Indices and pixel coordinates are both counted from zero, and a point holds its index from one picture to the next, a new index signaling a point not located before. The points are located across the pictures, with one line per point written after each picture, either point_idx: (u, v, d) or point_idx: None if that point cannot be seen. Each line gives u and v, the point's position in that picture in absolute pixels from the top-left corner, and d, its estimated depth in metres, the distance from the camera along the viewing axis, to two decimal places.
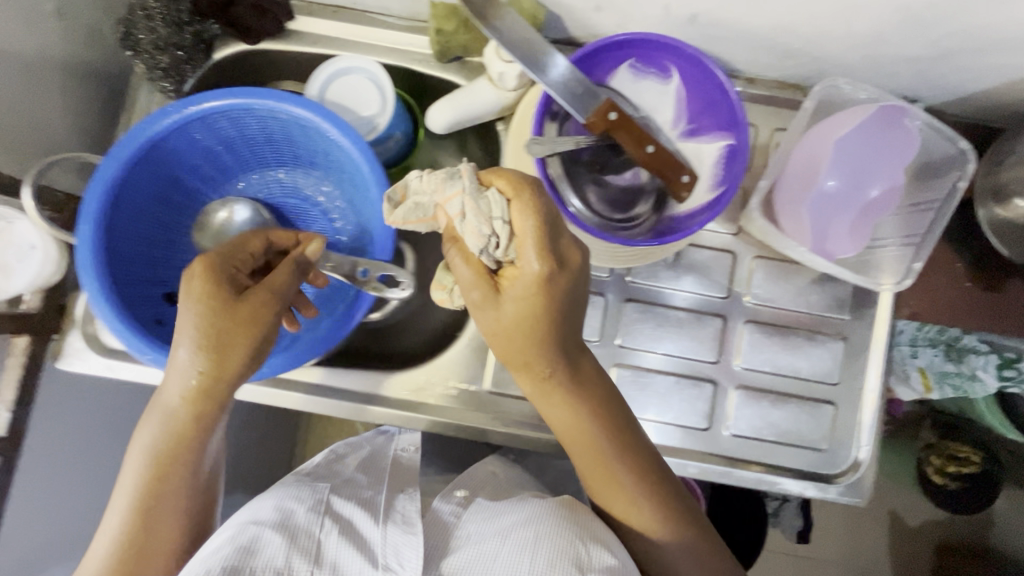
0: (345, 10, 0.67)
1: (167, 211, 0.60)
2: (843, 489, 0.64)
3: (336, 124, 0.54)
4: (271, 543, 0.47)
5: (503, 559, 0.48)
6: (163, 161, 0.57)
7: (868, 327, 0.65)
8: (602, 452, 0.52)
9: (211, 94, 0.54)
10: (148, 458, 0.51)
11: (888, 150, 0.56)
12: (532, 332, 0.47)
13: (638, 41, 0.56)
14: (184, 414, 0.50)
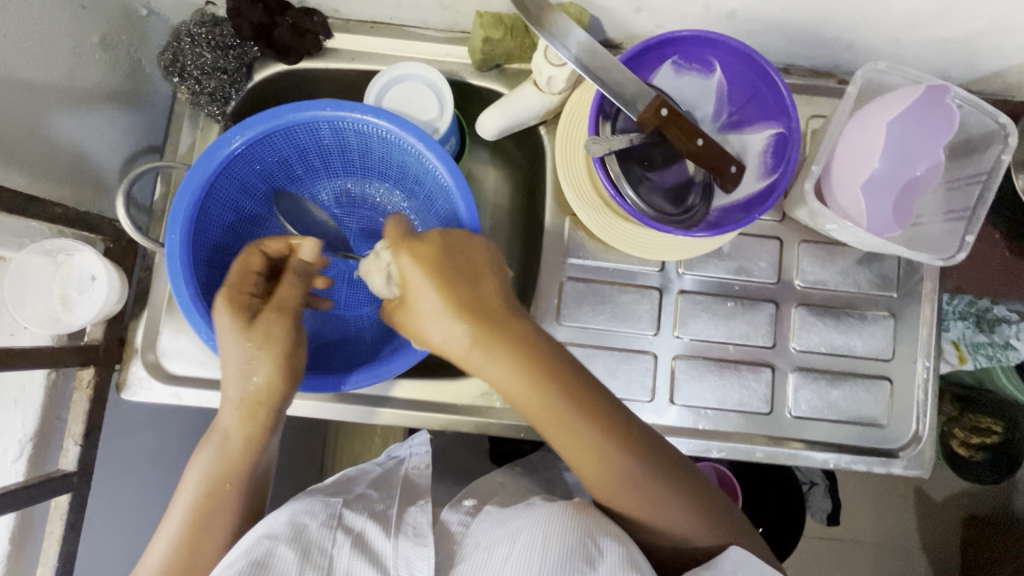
0: (383, 26, 0.68)
1: (240, 221, 0.57)
2: (906, 463, 0.65)
3: (422, 139, 0.55)
4: (283, 558, 0.46)
5: (514, 559, 0.46)
6: (243, 171, 0.55)
7: (914, 303, 0.67)
8: (591, 440, 0.49)
9: (304, 106, 0.53)
10: (204, 481, 0.51)
11: (933, 128, 0.57)
12: (472, 313, 0.49)
13: (682, 38, 0.57)
14: (248, 434, 0.51)
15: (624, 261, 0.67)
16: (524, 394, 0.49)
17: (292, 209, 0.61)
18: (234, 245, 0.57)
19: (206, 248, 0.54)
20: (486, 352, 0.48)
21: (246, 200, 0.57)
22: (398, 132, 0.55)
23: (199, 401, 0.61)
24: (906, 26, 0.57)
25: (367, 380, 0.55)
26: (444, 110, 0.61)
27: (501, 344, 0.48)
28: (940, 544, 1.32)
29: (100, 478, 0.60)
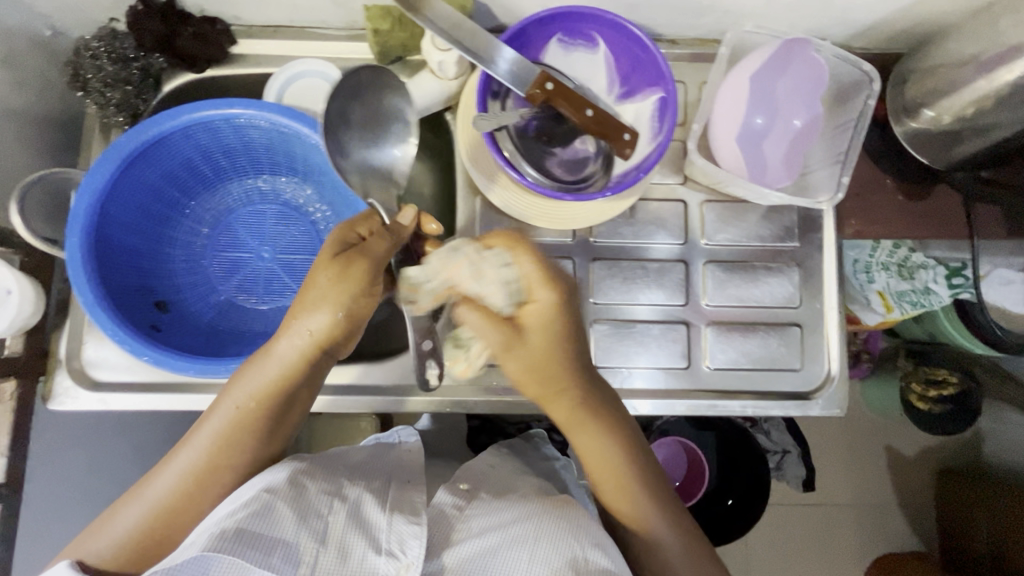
0: (284, 29, 0.70)
1: (149, 223, 0.59)
2: (821, 403, 0.68)
3: (317, 129, 0.58)
4: (283, 516, 0.49)
5: (504, 553, 0.51)
6: (147, 172, 0.57)
7: (816, 251, 0.70)
8: (622, 473, 0.59)
9: (198, 105, 0.56)
10: (241, 407, 0.53)
11: (804, 81, 0.62)
12: (556, 351, 0.54)
13: (562, 16, 0.61)
14: (295, 377, 0.54)
15: (538, 234, 0.69)
16: (587, 448, 0.59)
17: (203, 209, 0.63)
18: (144, 246, 0.59)
19: (113, 246, 0.56)
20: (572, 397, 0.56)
21: (154, 203, 0.59)
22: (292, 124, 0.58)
23: (127, 404, 0.63)
24: None
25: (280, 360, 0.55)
26: (343, 103, 0.63)
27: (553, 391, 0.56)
28: (910, 497, 1.35)
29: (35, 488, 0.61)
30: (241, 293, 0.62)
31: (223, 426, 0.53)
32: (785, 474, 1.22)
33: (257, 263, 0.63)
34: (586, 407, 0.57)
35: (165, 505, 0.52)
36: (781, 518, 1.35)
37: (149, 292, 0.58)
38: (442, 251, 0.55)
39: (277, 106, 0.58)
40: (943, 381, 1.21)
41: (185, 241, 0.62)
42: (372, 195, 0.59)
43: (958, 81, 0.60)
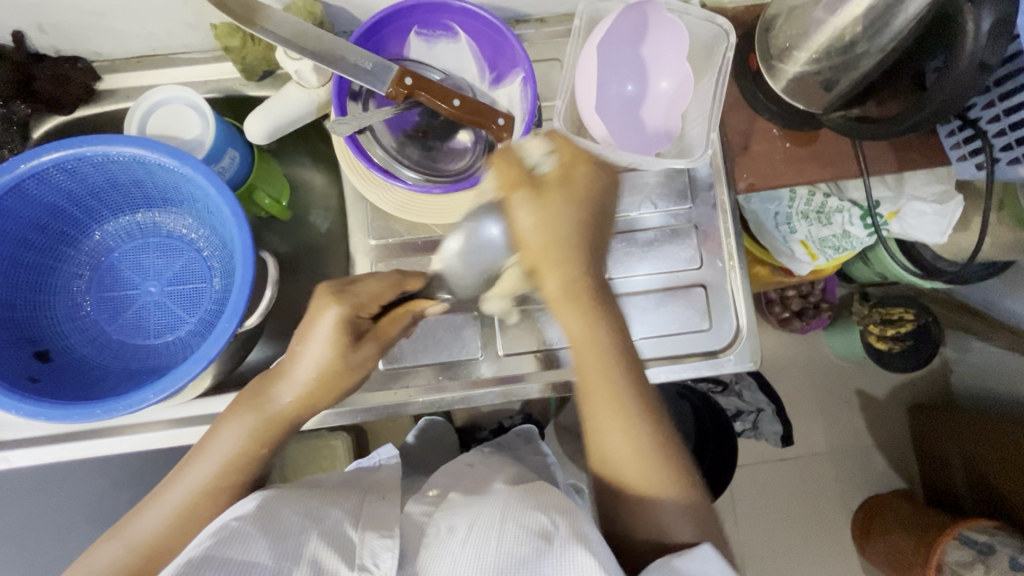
0: (148, 59, 0.69)
1: (22, 274, 0.58)
2: (734, 358, 0.68)
3: (174, 154, 0.56)
4: (248, 537, 0.49)
5: (473, 540, 0.49)
6: (6, 225, 0.55)
7: (712, 210, 0.70)
8: (619, 401, 0.52)
9: (42, 148, 0.54)
10: (228, 453, 0.55)
11: (666, 43, 0.62)
12: (556, 243, 0.51)
13: (412, 9, 0.60)
14: (284, 423, 0.57)
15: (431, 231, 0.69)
16: (570, 326, 0.53)
17: (82, 250, 0.62)
18: (19, 297, 0.58)
19: None
20: (601, 310, 0.52)
21: (23, 253, 0.58)
22: (150, 155, 0.56)
23: (31, 460, 0.62)
24: None
25: (156, 397, 0.51)
26: (209, 124, 0.62)
27: (552, 276, 0.51)
28: (885, 436, 1.36)
29: None
30: (130, 331, 0.62)
31: (212, 469, 0.55)
32: (759, 433, 1.22)
33: (144, 298, 0.63)
34: (610, 315, 0.53)
35: (150, 544, 0.53)
36: (763, 475, 1.36)
37: (28, 343, 0.57)
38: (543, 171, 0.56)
39: (127, 137, 0.56)
40: (900, 320, 1.21)
41: (69, 288, 0.62)
42: (236, 213, 0.56)
43: (814, 23, 0.60)
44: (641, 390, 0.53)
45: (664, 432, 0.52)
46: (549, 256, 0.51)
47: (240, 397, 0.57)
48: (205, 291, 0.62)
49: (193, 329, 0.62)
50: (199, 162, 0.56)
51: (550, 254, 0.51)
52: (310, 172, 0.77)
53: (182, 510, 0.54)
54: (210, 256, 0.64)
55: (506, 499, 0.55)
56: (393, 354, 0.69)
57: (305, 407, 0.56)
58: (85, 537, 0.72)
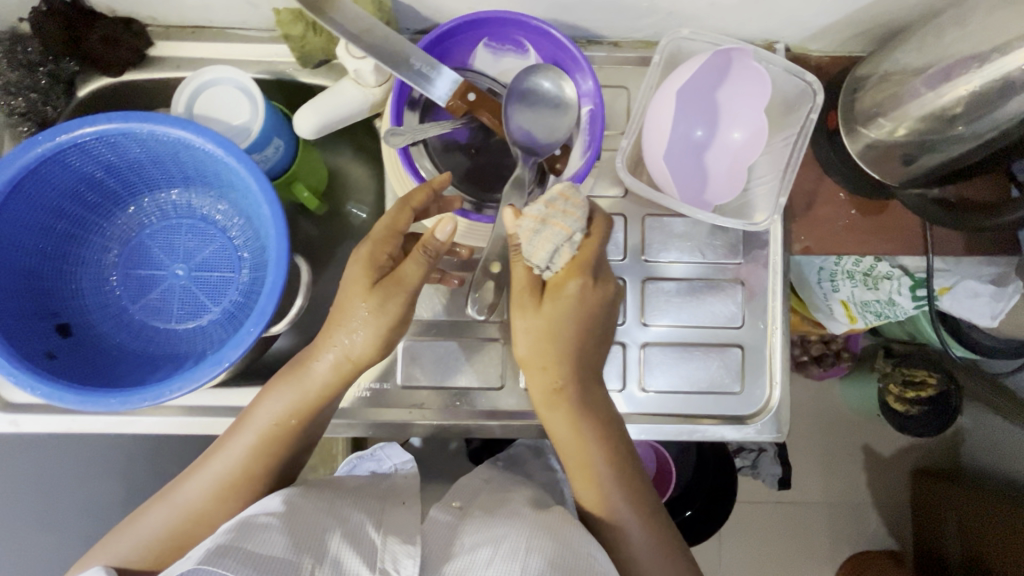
0: (203, 30, 0.66)
1: (51, 241, 0.57)
2: (759, 427, 0.65)
3: (221, 143, 0.54)
4: (271, 539, 0.48)
5: (497, 564, 0.49)
6: (42, 191, 0.54)
7: (762, 268, 0.67)
8: (591, 457, 0.58)
9: (86, 119, 0.52)
10: (274, 423, 0.56)
11: (745, 91, 0.58)
12: (554, 343, 0.55)
13: (484, 20, 0.56)
14: (321, 396, 0.56)
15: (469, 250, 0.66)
16: (552, 420, 0.59)
17: (115, 223, 0.61)
18: (43, 264, 0.56)
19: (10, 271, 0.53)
20: (570, 388, 0.57)
21: (54, 219, 0.56)
22: (195, 139, 0.54)
23: (41, 426, 0.61)
24: None
25: (174, 392, 0.50)
26: (256, 110, 0.59)
27: (544, 368, 0.56)
28: (885, 496, 1.33)
29: None
30: (152, 312, 0.61)
31: (256, 438, 0.56)
32: (758, 475, 1.20)
33: (171, 281, 0.61)
34: (589, 407, 0.58)
35: (195, 510, 0.55)
36: (754, 519, 1.34)
37: (51, 315, 0.56)
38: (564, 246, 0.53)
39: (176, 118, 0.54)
40: (922, 383, 1.16)
41: (97, 260, 0.60)
42: (275, 212, 0.54)
43: (909, 93, 0.56)
44: (615, 454, 0.59)
45: (630, 475, 0.60)
46: (543, 343, 0.56)
47: (272, 380, 0.57)
48: (235, 281, 0.61)
49: (217, 318, 0.61)
50: (245, 155, 0.54)
51: (542, 360, 0.56)
52: (349, 165, 0.74)
53: (232, 474, 0.56)
54: (241, 246, 0.62)
55: (533, 526, 0.54)
56: (409, 373, 0.67)
57: (342, 376, 0.55)
58: (83, 502, 0.72)
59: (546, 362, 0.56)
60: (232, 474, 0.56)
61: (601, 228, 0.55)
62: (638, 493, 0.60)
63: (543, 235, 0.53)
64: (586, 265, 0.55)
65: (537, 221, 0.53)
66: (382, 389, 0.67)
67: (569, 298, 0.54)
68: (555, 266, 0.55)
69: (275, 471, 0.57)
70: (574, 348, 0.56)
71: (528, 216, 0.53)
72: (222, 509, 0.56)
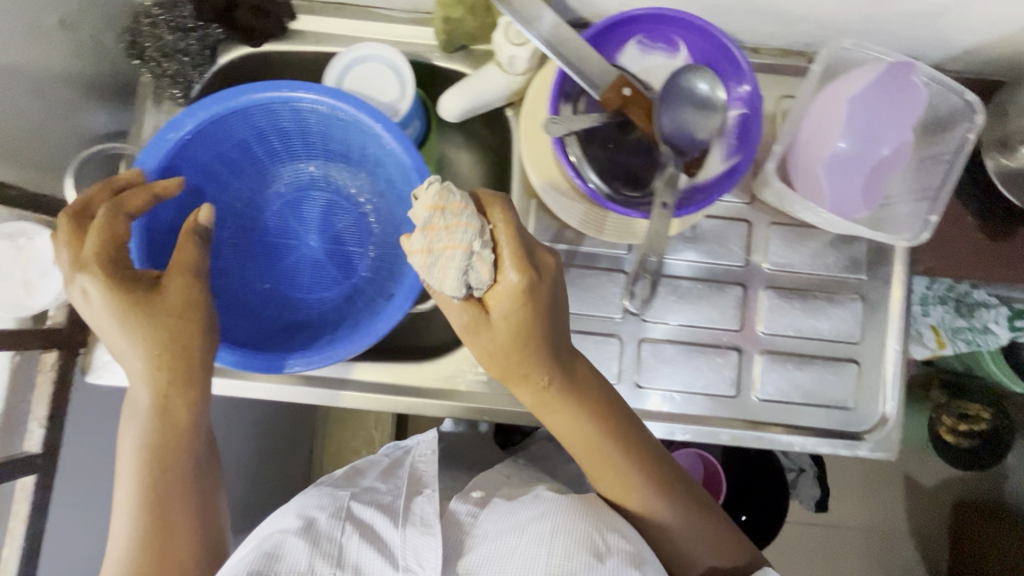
0: (345, 7, 0.67)
1: (200, 204, 0.59)
2: (872, 445, 0.65)
3: (378, 118, 0.54)
4: (294, 547, 0.50)
5: (523, 552, 0.50)
6: (200, 153, 0.56)
7: (883, 285, 0.66)
8: (608, 452, 0.56)
9: (252, 85, 0.53)
10: (133, 462, 0.49)
11: (899, 106, 0.57)
12: (526, 339, 0.52)
13: (645, 17, 0.56)
14: (160, 413, 0.49)
15: (593, 244, 0.65)
16: (550, 417, 0.56)
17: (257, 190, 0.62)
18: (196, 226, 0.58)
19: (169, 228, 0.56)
20: (552, 386, 0.54)
21: (205, 181, 0.58)
22: (353, 114, 0.54)
23: None
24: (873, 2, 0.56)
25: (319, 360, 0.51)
26: (405, 91, 0.60)
27: (528, 360, 0.53)
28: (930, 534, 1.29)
29: (68, 458, 0.61)
30: (285, 281, 0.62)
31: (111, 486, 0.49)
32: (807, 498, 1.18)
33: (304, 252, 0.62)
34: (581, 398, 0.55)
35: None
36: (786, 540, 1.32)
37: None
38: (454, 265, 0.48)
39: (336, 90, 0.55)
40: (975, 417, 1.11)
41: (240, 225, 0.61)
42: None
43: None
44: (624, 448, 0.56)
45: (648, 465, 0.56)
46: (510, 342, 0.52)
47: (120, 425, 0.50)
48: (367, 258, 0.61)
49: (352, 295, 0.61)
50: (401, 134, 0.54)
51: (523, 352, 0.52)
52: (459, 151, 0.72)
53: (158, 526, 0.49)
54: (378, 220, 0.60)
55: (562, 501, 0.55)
56: None
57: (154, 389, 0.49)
58: None
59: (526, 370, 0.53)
60: (154, 521, 0.48)
61: (504, 219, 0.50)
62: (661, 480, 0.56)
63: (441, 263, 0.49)
64: (511, 264, 0.49)
65: (439, 236, 0.49)
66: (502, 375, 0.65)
67: (507, 296, 0.50)
68: (477, 284, 0.50)
69: (203, 497, 0.51)
70: (532, 351, 0.52)
71: (434, 239, 0.49)
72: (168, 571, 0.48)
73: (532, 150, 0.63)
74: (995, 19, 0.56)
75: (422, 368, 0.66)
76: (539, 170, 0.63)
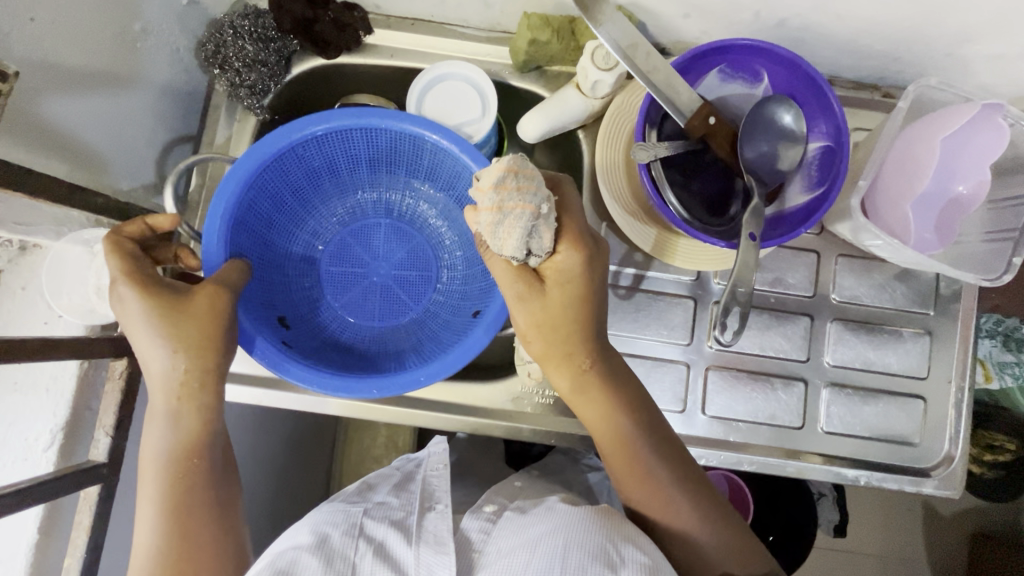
0: (422, 23, 0.67)
1: (273, 232, 0.61)
2: (938, 482, 0.64)
3: (455, 139, 0.55)
4: (308, 566, 0.48)
5: (536, 565, 0.47)
6: (273, 181, 0.58)
7: (951, 321, 0.66)
8: (637, 449, 0.54)
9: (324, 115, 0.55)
10: (163, 465, 0.50)
11: (980, 146, 0.57)
12: (574, 321, 0.51)
13: (733, 47, 0.56)
14: (171, 416, 0.50)
15: (662, 269, 0.65)
16: (580, 406, 0.55)
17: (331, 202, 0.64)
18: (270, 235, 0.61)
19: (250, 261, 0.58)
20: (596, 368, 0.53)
21: (277, 212, 0.60)
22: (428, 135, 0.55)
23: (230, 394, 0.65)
24: (959, 41, 0.57)
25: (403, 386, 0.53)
26: (484, 116, 0.60)
27: (575, 341, 0.52)
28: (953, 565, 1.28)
29: (128, 466, 0.60)
30: (354, 306, 0.65)
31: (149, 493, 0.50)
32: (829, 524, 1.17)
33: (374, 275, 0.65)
34: (621, 389, 0.54)
35: None
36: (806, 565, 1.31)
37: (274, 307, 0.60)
38: (520, 228, 0.48)
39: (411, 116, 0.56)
40: (1000, 448, 1.10)
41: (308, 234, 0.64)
42: None
43: None
44: (660, 449, 0.55)
45: (682, 468, 0.55)
46: (561, 319, 0.51)
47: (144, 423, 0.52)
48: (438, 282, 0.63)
49: (423, 311, 0.64)
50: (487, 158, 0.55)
51: (569, 337, 0.52)
52: None
53: (186, 530, 0.49)
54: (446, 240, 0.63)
55: (573, 516, 0.52)
56: None
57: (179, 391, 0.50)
58: None
59: (568, 347, 0.52)
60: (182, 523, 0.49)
61: (572, 200, 0.51)
62: (694, 484, 0.54)
63: (507, 223, 0.48)
64: (571, 239, 0.50)
65: (500, 207, 0.48)
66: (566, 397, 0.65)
67: (562, 271, 0.50)
68: (537, 250, 0.50)
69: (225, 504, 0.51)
70: (580, 331, 0.52)
71: (488, 208, 0.48)
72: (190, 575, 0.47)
73: (608, 174, 0.62)
74: None
75: (490, 387, 0.67)
76: (612, 194, 0.62)
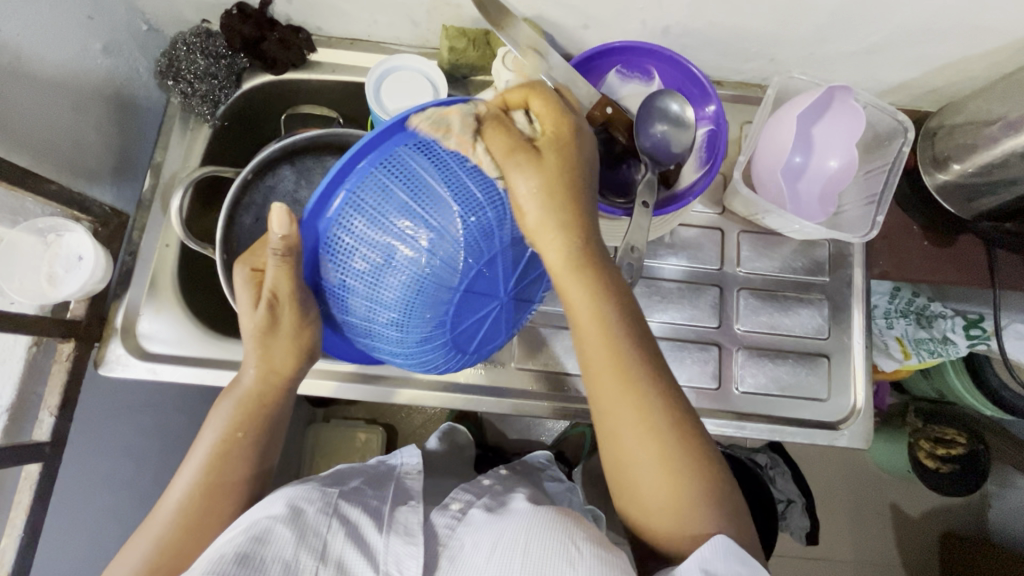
0: (361, 43, 0.74)
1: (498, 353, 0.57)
2: (848, 435, 0.69)
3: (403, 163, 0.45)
4: (281, 537, 0.49)
5: (498, 558, 0.48)
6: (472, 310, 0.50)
7: (846, 287, 0.73)
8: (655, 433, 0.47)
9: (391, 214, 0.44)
10: (215, 441, 0.54)
11: (841, 125, 0.65)
12: (553, 191, 0.46)
13: (623, 48, 0.65)
14: (258, 402, 0.56)
15: None
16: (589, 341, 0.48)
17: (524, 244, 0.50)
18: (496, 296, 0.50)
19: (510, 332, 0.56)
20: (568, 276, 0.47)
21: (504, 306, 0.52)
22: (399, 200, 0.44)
23: (175, 376, 0.65)
24: (814, 43, 0.67)
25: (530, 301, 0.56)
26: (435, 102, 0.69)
27: (578, 277, 0.47)
28: None
29: (70, 446, 0.62)
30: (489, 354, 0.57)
31: (206, 457, 0.54)
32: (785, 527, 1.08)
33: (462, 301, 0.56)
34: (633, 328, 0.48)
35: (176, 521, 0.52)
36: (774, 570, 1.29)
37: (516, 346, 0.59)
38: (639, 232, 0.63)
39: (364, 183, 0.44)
40: (952, 441, 1.12)
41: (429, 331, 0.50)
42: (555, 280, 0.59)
43: (987, 138, 0.64)
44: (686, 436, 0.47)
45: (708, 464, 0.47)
46: (563, 230, 0.47)
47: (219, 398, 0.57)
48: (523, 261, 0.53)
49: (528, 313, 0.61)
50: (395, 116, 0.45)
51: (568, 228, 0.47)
52: None
53: (227, 484, 0.54)
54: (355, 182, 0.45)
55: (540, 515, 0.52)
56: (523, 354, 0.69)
57: (265, 384, 0.55)
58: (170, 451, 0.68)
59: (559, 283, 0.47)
60: (224, 480, 0.54)
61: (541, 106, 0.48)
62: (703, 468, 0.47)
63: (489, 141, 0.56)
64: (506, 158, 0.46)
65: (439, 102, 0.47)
66: (499, 368, 0.69)
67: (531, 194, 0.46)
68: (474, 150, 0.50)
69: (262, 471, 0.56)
70: (574, 216, 0.47)
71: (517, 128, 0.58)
72: (201, 529, 0.52)
73: None
74: (919, 57, 0.66)
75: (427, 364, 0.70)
76: None
